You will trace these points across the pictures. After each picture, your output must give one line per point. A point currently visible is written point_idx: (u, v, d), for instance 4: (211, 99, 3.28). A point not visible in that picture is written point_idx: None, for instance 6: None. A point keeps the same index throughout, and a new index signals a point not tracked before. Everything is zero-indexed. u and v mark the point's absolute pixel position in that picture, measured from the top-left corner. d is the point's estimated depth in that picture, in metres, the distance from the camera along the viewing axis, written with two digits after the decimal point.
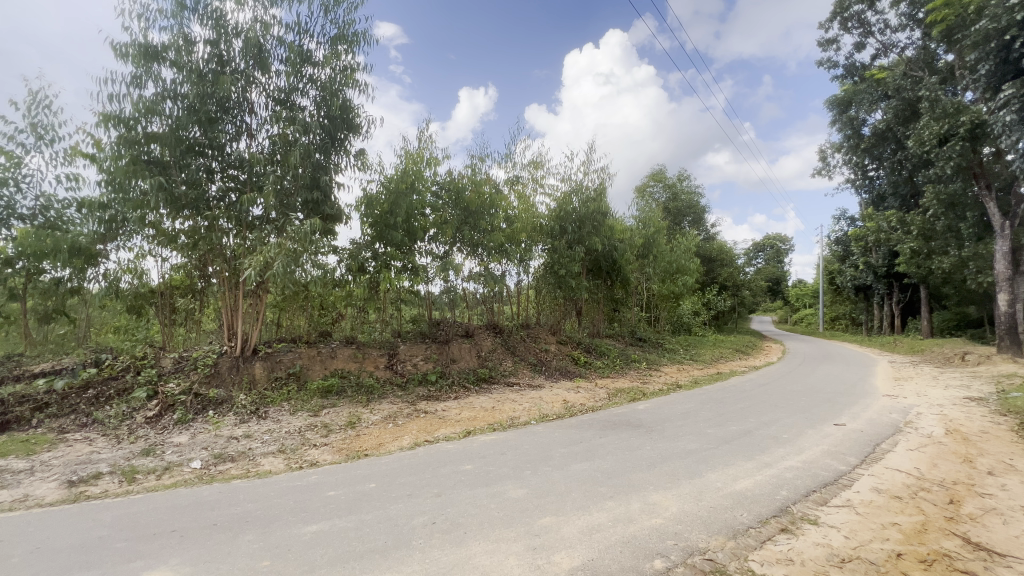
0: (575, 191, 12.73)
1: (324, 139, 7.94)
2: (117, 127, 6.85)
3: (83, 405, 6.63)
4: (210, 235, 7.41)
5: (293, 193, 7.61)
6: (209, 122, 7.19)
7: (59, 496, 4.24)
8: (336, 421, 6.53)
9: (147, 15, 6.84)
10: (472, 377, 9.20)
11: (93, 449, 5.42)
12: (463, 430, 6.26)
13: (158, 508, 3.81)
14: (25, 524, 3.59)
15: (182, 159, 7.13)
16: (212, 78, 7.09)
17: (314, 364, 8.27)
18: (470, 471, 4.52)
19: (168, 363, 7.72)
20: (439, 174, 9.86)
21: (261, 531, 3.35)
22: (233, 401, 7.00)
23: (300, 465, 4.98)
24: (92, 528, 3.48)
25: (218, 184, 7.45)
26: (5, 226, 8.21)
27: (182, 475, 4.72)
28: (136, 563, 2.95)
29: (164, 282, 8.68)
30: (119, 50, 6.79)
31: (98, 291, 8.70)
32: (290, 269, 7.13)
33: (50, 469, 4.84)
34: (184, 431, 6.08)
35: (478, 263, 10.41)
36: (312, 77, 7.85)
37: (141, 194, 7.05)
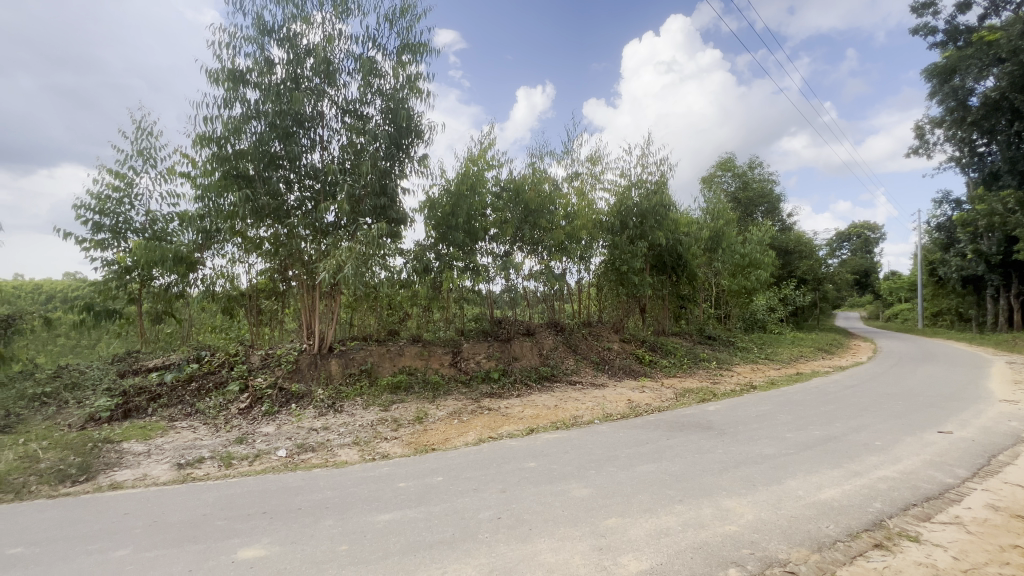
0: (635, 185, 12.37)
1: (389, 145, 8.31)
2: (210, 146, 7.59)
3: (188, 396, 7.44)
4: (290, 242, 8.02)
5: (363, 200, 8.07)
6: (287, 136, 7.74)
7: (170, 476, 4.79)
8: (405, 416, 6.82)
9: (233, 43, 7.50)
10: (534, 375, 9.22)
11: (197, 436, 6.06)
12: (526, 427, 6.31)
13: (251, 491, 4.19)
14: (145, 500, 4.09)
15: (265, 172, 7.75)
16: (289, 95, 7.64)
17: (384, 362, 8.69)
18: (534, 469, 4.55)
19: (256, 360, 8.46)
20: (498, 174, 9.99)
21: (340, 517, 3.57)
22: (313, 395, 7.51)
23: (372, 456, 5.26)
24: (198, 506, 3.90)
25: (296, 193, 8.02)
26: (122, 239, 9.36)
27: (270, 462, 5.16)
28: (233, 540, 3.26)
29: (252, 285, 9.51)
30: (211, 77, 7.51)
31: (198, 295, 9.73)
32: (361, 271, 7.54)
33: (163, 452, 5.48)
34: (271, 422, 6.64)
35: (538, 262, 10.42)
36: (378, 88, 8.23)
37: (232, 207, 7.79)
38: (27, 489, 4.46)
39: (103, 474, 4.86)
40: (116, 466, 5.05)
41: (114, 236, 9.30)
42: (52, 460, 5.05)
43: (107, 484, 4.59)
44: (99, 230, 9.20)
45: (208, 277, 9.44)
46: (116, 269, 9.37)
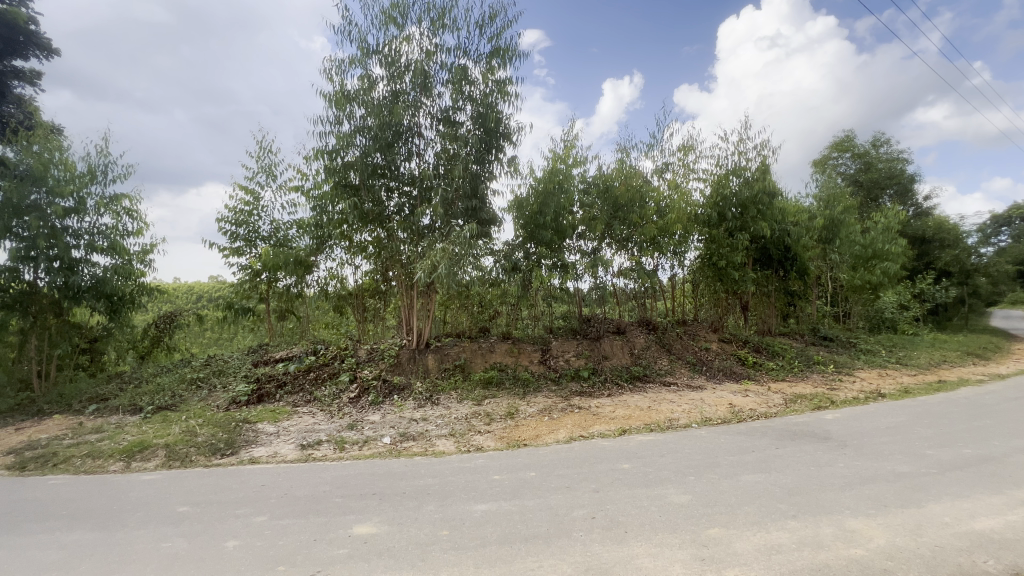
0: (734, 172, 11.49)
1: (479, 149, 8.60)
2: (324, 161, 8.41)
3: (308, 384, 8.33)
4: (391, 244, 8.66)
5: (455, 203, 8.43)
6: (388, 146, 8.33)
7: (295, 455, 5.43)
8: (497, 411, 7.02)
9: (342, 66, 8.24)
10: (625, 374, 8.97)
11: (316, 421, 6.78)
12: (618, 428, 6.17)
13: (362, 473, 4.60)
14: (277, 475, 4.68)
15: (369, 181, 8.42)
16: (390, 109, 8.23)
17: (476, 358, 9.02)
18: (628, 471, 4.44)
19: (363, 353, 9.24)
20: (586, 171, 9.87)
21: (440, 504, 3.78)
22: (412, 388, 8.03)
23: (468, 448, 5.51)
24: (319, 483, 4.37)
25: (395, 200, 8.61)
26: (253, 246, 10.74)
27: (377, 448, 5.62)
28: (349, 516, 3.60)
29: (358, 285, 10.39)
30: (324, 98, 8.33)
31: (314, 294, 10.87)
32: (454, 271, 7.89)
33: (288, 433, 6.22)
34: (376, 411, 7.23)
35: (628, 257, 10.09)
36: (469, 95, 8.53)
37: (342, 214, 8.59)
38: (189, 459, 5.33)
39: (244, 449, 5.64)
40: (253, 443, 5.84)
41: (247, 244, 10.70)
42: (207, 435, 5.97)
43: (247, 458, 5.32)
44: (235, 239, 10.65)
45: (321, 278, 10.50)
46: (249, 273, 10.78)
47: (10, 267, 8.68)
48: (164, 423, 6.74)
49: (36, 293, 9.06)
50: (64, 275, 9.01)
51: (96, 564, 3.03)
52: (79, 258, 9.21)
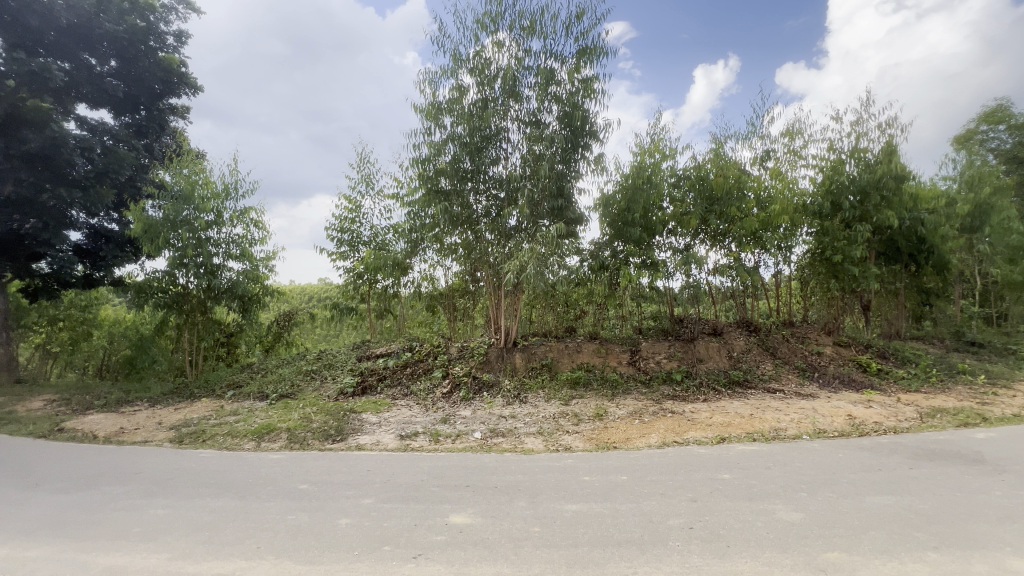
0: (852, 156, 10.25)
1: (566, 149, 8.58)
2: (418, 169, 8.92)
3: (405, 379, 8.89)
4: (479, 245, 8.95)
5: (541, 203, 8.51)
6: (477, 151, 8.62)
7: (396, 444, 5.83)
8: (585, 411, 6.94)
9: (435, 77, 8.67)
10: (723, 379, 8.38)
11: (412, 413, 7.22)
12: (716, 435, 5.80)
13: (457, 466, 4.81)
14: (381, 461, 5.06)
15: (459, 186, 8.77)
16: (479, 115, 8.52)
17: (563, 358, 9.00)
18: (729, 481, 4.15)
19: (454, 351, 9.62)
20: (677, 164, 9.40)
21: (531, 501, 3.83)
22: (500, 385, 8.22)
23: (556, 447, 5.52)
24: (418, 472, 4.65)
25: (483, 202, 8.87)
26: (356, 250, 11.70)
27: (469, 442, 5.84)
28: (445, 505, 3.78)
29: (448, 285, 10.86)
30: (418, 110, 8.83)
31: (409, 294, 11.56)
32: (541, 271, 7.95)
33: (388, 423, 6.69)
34: (468, 406, 7.51)
35: (725, 254, 9.44)
36: (555, 95, 8.55)
37: (434, 218, 9.04)
38: (306, 442, 5.95)
39: (351, 436, 6.17)
40: (359, 431, 6.36)
41: (351, 248, 11.66)
42: (320, 421, 6.62)
43: (354, 445, 5.81)
44: (341, 245, 11.66)
45: (415, 279, 11.15)
46: (353, 275, 11.76)
47: (168, 273, 10.29)
48: (285, 409, 7.59)
49: (187, 294, 10.65)
50: (207, 278, 10.52)
51: (237, 528, 3.50)
52: (218, 264, 10.69)
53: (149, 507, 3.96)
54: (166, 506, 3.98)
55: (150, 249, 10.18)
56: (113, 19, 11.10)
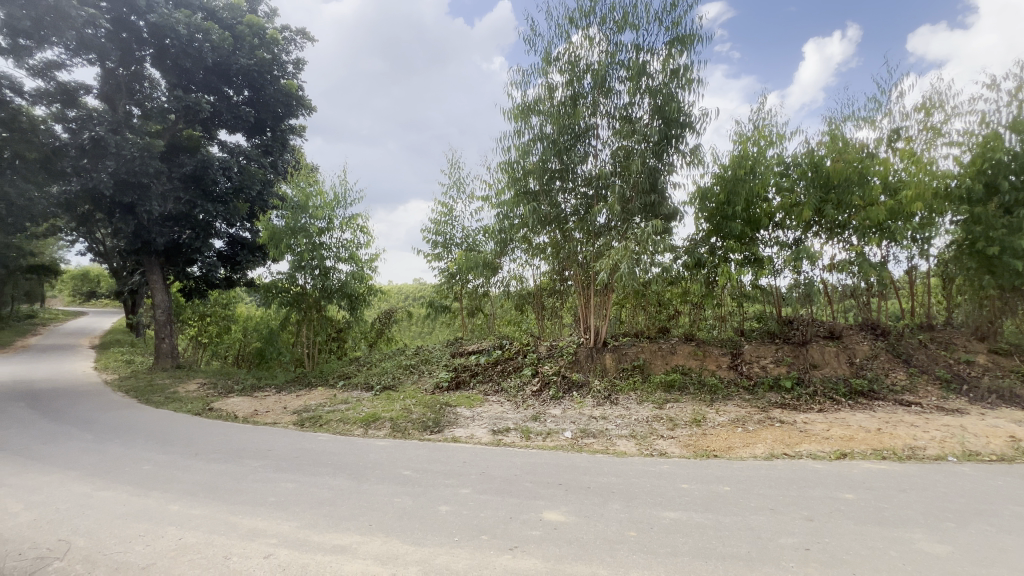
0: (1012, 128, 8.61)
1: (658, 142, 8.24)
2: (508, 171, 9.13)
3: (496, 376, 9.15)
4: (568, 244, 8.91)
5: (633, 200, 8.27)
6: (566, 150, 8.61)
7: (489, 439, 6.03)
8: (681, 416, 6.62)
9: (525, 79, 8.81)
10: (843, 389, 7.49)
11: (503, 410, 7.41)
12: (835, 450, 5.21)
13: (549, 463, 4.85)
14: (476, 454, 5.27)
15: (547, 185, 8.82)
16: (569, 113, 8.51)
17: (656, 359, 8.65)
18: (853, 502, 3.72)
19: (543, 349, 9.68)
20: (785, 150, 8.58)
21: (625, 504, 3.75)
22: (590, 385, 8.13)
23: (650, 452, 5.33)
24: (511, 467, 4.77)
25: (572, 201, 8.82)
26: (449, 251, 12.26)
27: (559, 441, 5.86)
28: (538, 501, 3.84)
29: (537, 284, 10.97)
30: (507, 113, 9.02)
31: (499, 294, 11.86)
32: (633, 269, 7.72)
33: (481, 418, 6.94)
34: (557, 405, 7.53)
35: (844, 248, 8.44)
36: (647, 88, 8.25)
37: (523, 218, 9.16)
38: (407, 432, 6.38)
39: (447, 428, 6.50)
40: (454, 424, 6.67)
41: (445, 249, 12.24)
42: (419, 413, 7.06)
43: (451, 437, 6.11)
44: (436, 246, 12.30)
45: (504, 279, 11.42)
46: (447, 275, 12.34)
47: (290, 274, 11.59)
48: (388, 400, 8.21)
49: (305, 294, 11.91)
50: (321, 279, 11.71)
51: (352, 506, 3.87)
52: (330, 266, 11.84)
53: (280, 481, 4.52)
54: (294, 480, 4.52)
55: (276, 254, 11.54)
56: (246, 55, 12.70)
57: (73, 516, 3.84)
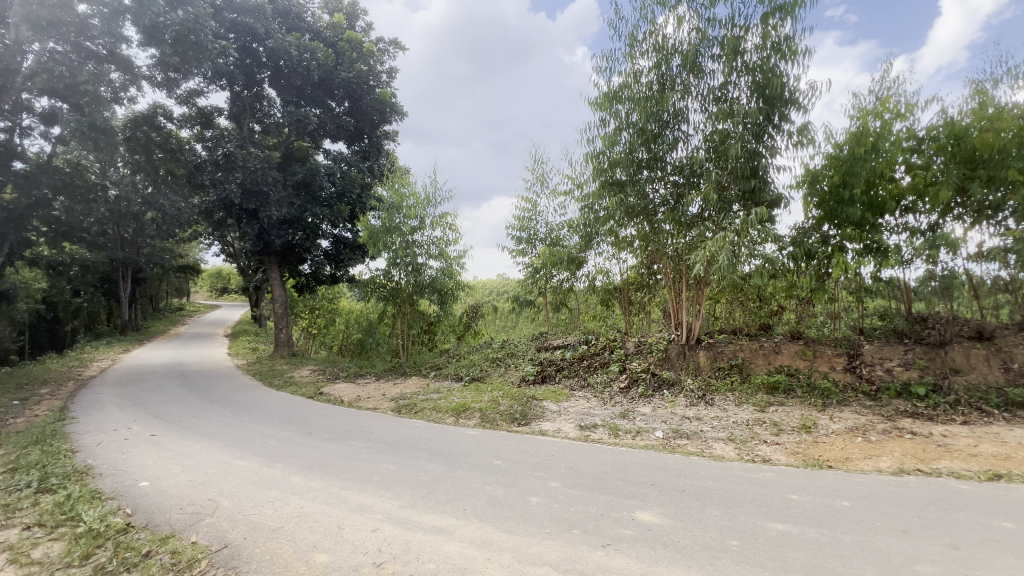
0: None
1: (758, 123, 7.57)
2: (594, 162, 8.95)
3: (582, 371, 9.06)
4: (657, 237, 8.54)
5: (730, 187, 7.70)
6: (654, 137, 8.23)
7: (576, 434, 6.00)
8: (787, 421, 6.06)
9: (609, 67, 8.57)
10: (994, 399, 6.38)
11: (590, 405, 7.33)
12: (984, 469, 4.46)
13: (639, 463, 4.72)
14: (564, 449, 5.27)
15: (635, 175, 8.52)
16: (657, 99, 8.12)
17: (757, 359, 8.01)
18: (1012, 532, 3.15)
19: (631, 346, 9.38)
20: (918, 122, 7.45)
21: (726, 511, 3.53)
22: (682, 384, 7.76)
23: (752, 458, 4.96)
24: (600, 463, 4.71)
25: (661, 191, 8.42)
26: (533, 246, 12.34)
27: (650, 440, 5.67)
28: (630, 501, 3.75)
29: (624, 279, 10.67)
30: (592, 103, 8.84)
31: (584, 288, 11.73)
32: (732, 262, 7.19)
33: (568, 413, 6.94)
34: (647, 403, 7.28)
35: (995, 233, 7.16)
36: (743, 66, 7.62)
37: (609, 210, 8.95)
38: (496, 423, 6.56)
39: (534, 421, 6.58)
40: (541, 418, 6.74)
41: (529, 245, 12.33)
42: (507, 404, 7.23)
43: (538, 430, 6.18)
44: (520, 242, 12.44)
45: (590, 273, 11.26)
46: (531, 269, 12.43)
47: (387, 270, 12.41)
48: (477, 391, 8.51)
49: (400, 288, 12.65)
50: (413, 275, 12.39)
51: (448, 490, 4.07)
52: (422, 262, 12.50)
53: (383, 462, 4.89)
54: (394, 463, 4.86)
55: (375, 252, 12.38)
56: (346, 68, 13.75)
57: (219, 480, 4.48)
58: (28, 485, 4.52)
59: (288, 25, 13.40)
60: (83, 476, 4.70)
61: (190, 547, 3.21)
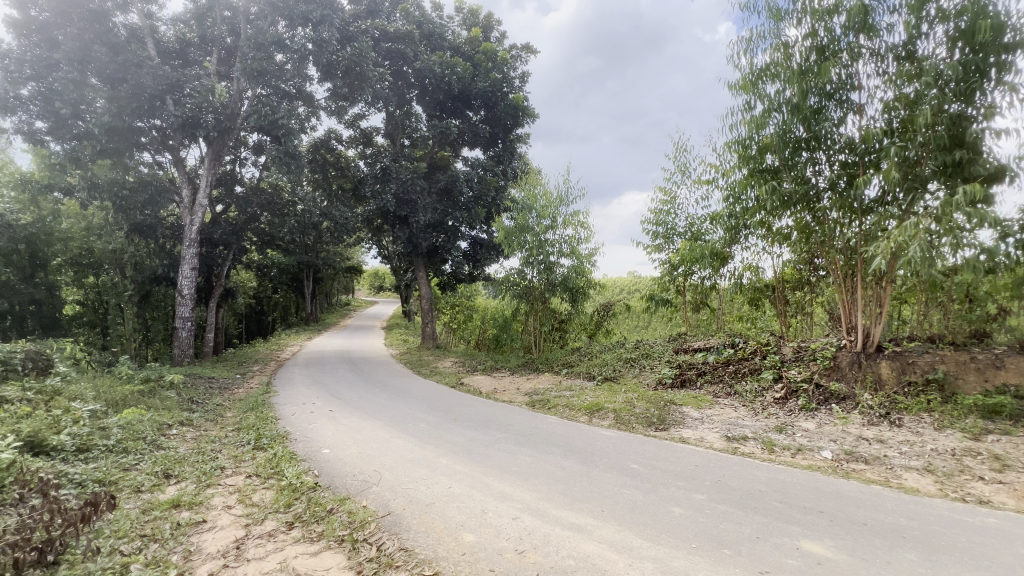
0: None
1: (962, 81, 6.04)
2: (739, 149, 8.12)
3: (727, 377, 8.29)
4: (823, 228, 7.38)
5: (922, 161, 6.27)
6: (815, 114, 7.12)
7: (722, 445, 5.50)
8: (1014, 455, 4.75)
9: (751, 45, 7.67)
10: None
11: (739, 415, 6.65)
12: None
13: (803, 485, 4.13)
14: (709, 460, 4.87)
15: (791, 159, 7.49)
16: (815, 70, 7.02)
17: (966, 374, 6.43)
18: None
19: (789, 351, 8.20)
20: None
21: (925, 557, 2.90)
22: (858, 399, 6.60)
23: (961, 496, 3.99)
24: (753, 480, 4.24)
25: (826, 174, 7.24)
26: (671, 241, 11.62)
27: (815, 460, 4.93)
28: (793, 526, 3.31)
29: (778, 275, 9.52)
30: (733, 86, 8.00)
31: (729, 286, 10.68)
32: (929, 254, 5.86)
33: (714, 421, 6.38)
34: (811, 418, 6.36)
35: None
36: (938, 13, 6.17)
37: (760, 199, 8.05)
38: (632, 426, 6.34)
39: (673, 427, 6.21)
40: (681, 424, 6.32)
41: (666, 240, 11.66)
42: (643, 407, 6.93)
43: (678, 437, 5.80)
44: (656, 238, 11.84)
45: (736, 270, 10.23)
46: (667, 266, 11.70)
47: (520, 269, 12.86)
48: (611, 391, 8.33)
49: (533, 286, 12.99)
50: (546, 273, 12.66)
51: (584, 488, 4.05)
52: (554, 261, 12.68)
53: (520, 453, 5.08)
54: (532, 456, 5.00)
55: (509, 252, 12.91)
56: (482, 79, 14.58)
57: (381, 455, 5.10)
58: (248, 442, 5.69)
59: (432, 45, 14.64)
60: (284, 439, 5.78)
61: (362, 510, 3.70)
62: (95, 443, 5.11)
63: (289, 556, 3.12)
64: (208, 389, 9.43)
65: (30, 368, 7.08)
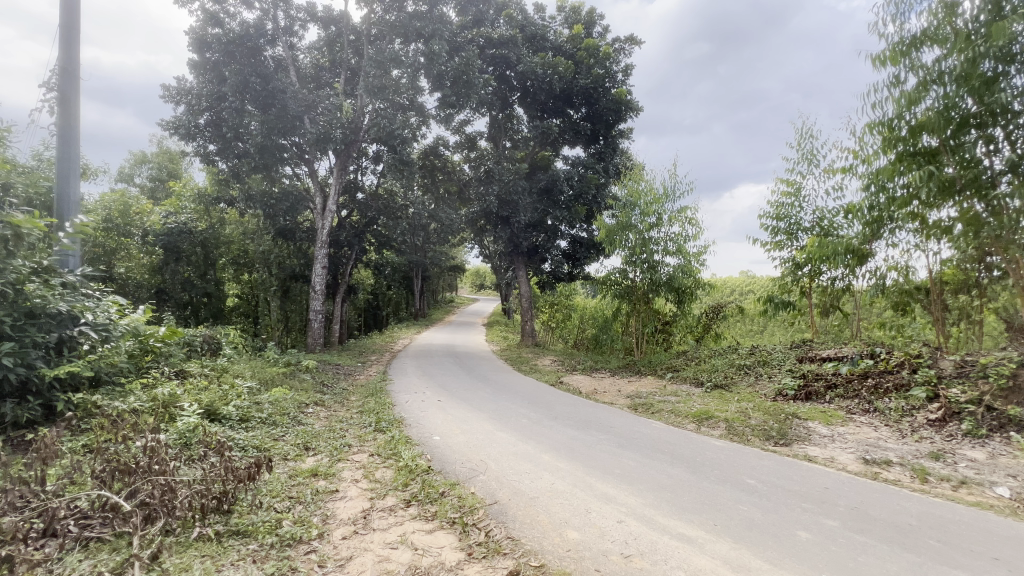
0: None
1: None
2: (882, 131, 7.09)
3: (864, 392, 7.27)
4: (998, 219, 6.14)
5: None
6: (991, 83, 5.91)
7: (859, 468, 4.84)
8: None
9: (902, 10, 6.63)
10: None
11: (879, 436, 5.80)
12: None
13: (968, 524, 3.48)
14: (843, 483, 4.33)
15: (955, 139, 6.32)
16: (990, 31, 5.84)
17: None
18: None
19: (948, 365, 6.93)
20: None
21: None
22: None
23: None
24: (900, 512, 3.67)
25: (1005, 154, 5.98)
26: (795, 238, 10.47)
27: (985, 497, 4.12)
28: (954, 571, 2.82)
29: (934, 276, 8.10)
30: (877, 59, 6.99)
31: (868, 289, 9.33)
32: None
33: (848, 441, 5.64)
34: (978, 447, 5.32)
35: None
36: None
37: (911, 187, 6.93)
38: (746, 438, 5.85)
39: (797, 443, 5.61)
40: (806, 441, 5.69)
41: (789, 236, 10.54)
42: (760, 419, 6.36)
43: (802, 455, 5.23)
44: (776, 234, 10.78)
45: (877, 270, 8.90)
46: (790, 265, 10.59)
47: (622, 269, 12.53)
48: (721, 399, 7.76)
49: (635, 286, 12.59)
50: (649, 273, 12.17)
51: (693, 499, 3.85)
52: (658, 259, 12.14)
53: (623, 457, 4.96)
54: (636, 461, 4.86)
55: (610, 250, 12.65)
56: (584, 76, 14.46)
57: (486, 446, 5.33)
58: (370, 424, 6.30)
59: (534, 47, 14.88)
60: (401, 424, 6.31)
61: (471, 496, 3.91)
62: (253, 414, 6.04)
63: (407, 531, 3.41)
64: (336, 374, 10.64)
65: (205, 349, 8.60)
